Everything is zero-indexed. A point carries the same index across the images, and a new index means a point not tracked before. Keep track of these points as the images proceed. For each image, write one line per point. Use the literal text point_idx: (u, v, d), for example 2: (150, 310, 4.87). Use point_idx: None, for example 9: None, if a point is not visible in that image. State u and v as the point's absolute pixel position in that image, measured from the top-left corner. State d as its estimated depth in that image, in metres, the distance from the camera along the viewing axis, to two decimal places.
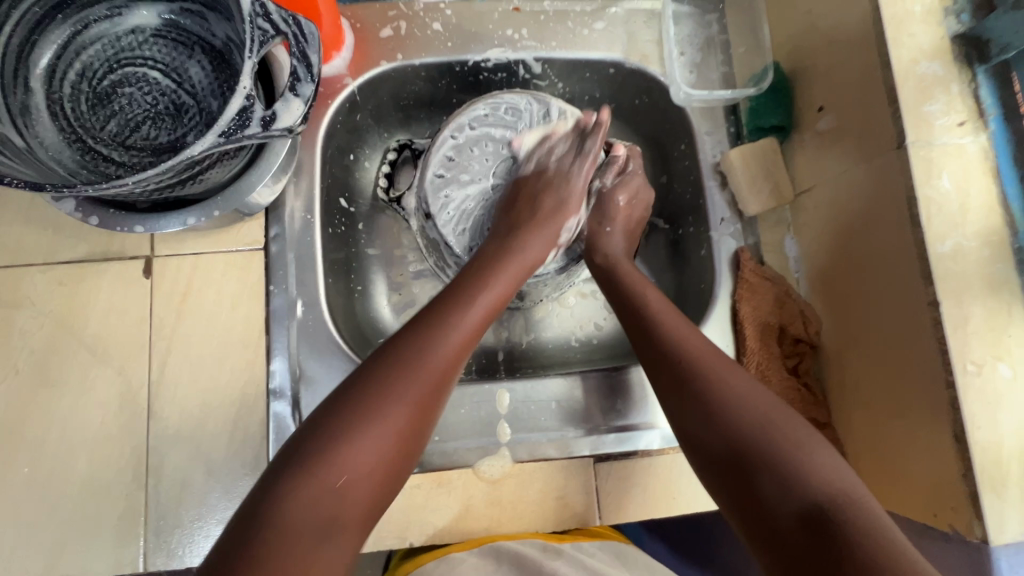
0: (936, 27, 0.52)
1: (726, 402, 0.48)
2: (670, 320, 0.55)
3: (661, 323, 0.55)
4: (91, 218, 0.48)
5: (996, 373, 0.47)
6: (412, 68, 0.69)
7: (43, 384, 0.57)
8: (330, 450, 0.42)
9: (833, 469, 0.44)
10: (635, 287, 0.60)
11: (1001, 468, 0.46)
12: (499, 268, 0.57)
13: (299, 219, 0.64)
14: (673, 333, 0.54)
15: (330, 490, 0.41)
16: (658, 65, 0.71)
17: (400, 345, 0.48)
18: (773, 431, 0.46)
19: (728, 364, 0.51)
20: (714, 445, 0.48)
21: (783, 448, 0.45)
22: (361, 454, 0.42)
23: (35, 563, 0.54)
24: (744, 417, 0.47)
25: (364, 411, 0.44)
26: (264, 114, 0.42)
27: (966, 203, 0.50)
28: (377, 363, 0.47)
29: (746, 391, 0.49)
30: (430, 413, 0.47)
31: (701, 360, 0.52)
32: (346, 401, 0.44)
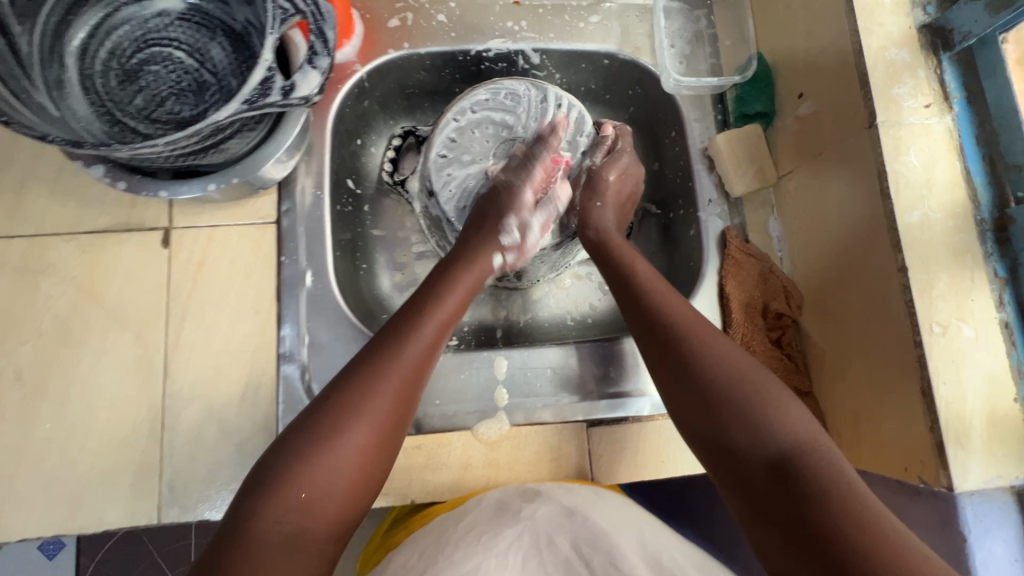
0: (904, 18, 0.57)
1: (703, 363, 0.52)
2: (655, 288, 0.59)
3: (647, 292, 0.59)
4: (119, 183, 0.52)
5: (960, 334, 0.51)
6: (417, 57, 0.73)
7: (65, 346, 0.60)
8: (292, 470, 0.44)
9: (803, 423, 0.47)
10: (626, 260, 0.63)
11: (965, 421, 0.50)
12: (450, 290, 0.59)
13: (310, 195, 0.68)
14: (657, 300, 0.58)
15: (294, 506, 0.43)
16: (649, 57, 0.75)
17: (359, 369, 0.50)
18: (747, 389, 0.49)
19: (708, 328, 0.55)
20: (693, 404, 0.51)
21: (756, 403, 0.48)
22: (322, 474, 0.45)
23: (55, 514, 0.57)
24: (719, 376, 0.51)
25: (322, 435, 0.46)
26: (284, 85, 0.46)
27: (932, 177, 0.54)
28: (337, 386, 0.49)
29: (722, 353, 0.53)
30: (392, 431, 0.50)
31: (683, 324, 0.55)
32: (307, 425, 0.47)
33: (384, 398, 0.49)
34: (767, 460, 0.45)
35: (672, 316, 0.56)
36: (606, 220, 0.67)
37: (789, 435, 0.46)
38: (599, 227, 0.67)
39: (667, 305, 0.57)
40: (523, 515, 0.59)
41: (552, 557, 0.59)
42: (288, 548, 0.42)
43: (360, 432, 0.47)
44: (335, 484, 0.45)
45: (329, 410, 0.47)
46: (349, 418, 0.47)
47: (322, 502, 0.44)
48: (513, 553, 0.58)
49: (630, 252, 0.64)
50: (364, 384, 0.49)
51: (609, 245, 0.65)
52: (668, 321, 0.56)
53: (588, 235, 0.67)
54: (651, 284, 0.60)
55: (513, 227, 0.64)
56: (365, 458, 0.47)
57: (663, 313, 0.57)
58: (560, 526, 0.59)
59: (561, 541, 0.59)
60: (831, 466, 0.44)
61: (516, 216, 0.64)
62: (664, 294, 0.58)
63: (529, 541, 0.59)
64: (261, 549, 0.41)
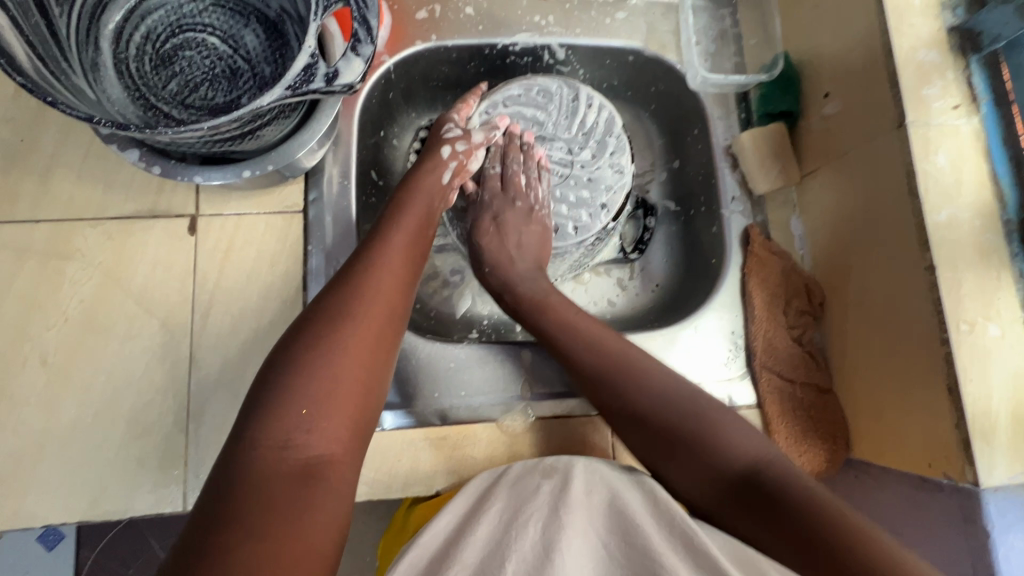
0: (933, 19, 0.57)
1: (645, 402, 0.56)
2: (583, 337, 0.61)
3: (573, 344, 0.61)
4: (153, 167, 0.52)
5: (986, 332, 0.52)
6: (444, 49, 0.74)
7: (91, 331, 0.60)
8: (279, 402, 0.46)
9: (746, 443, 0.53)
10: (546, 315, 0.63)
11: (990, 419, 0.51)
12: (405, 210, 0.60)
13: (337, 184, 0.68)
14: (586, 351, 0.60)
15: (293, 442, 0.44)
16: (675, 54, 0.76)
17: (328, 302, 0.51)
18: (688, 420, 0.54)
19: (641, 363, 0.59)
20: (651, 445, 0.55)
21: (703, 432, 0.53)
22: (309, 399, 0.46)
23: (80, 499, 0.57)
24: (664, 410, 0.55)
25: (301, 365, 0.47)
26: (328, 72, 0.46)
27: (959, 178, 0.54)
28: (311, 321, 0.50)
29: (657, 384, 0.57)
30: (375, 356, 0.51)
31: (613, 366, 0.59)
32: (286, 357, 0.48)
33: (368, 311, 0.52)
34: (723, 478, 0.51)
35: (602, 358, 0.59)
36: (521, 286, 0.65)
37: (737, 454, 0.52)
38: (512, 289, 0.65)
39: (598, 348, 0.60)
40: (540, 489, 0.57)
41: (574, 529, 0.52)
42: (301, 475, 0.44)
43: (352, 342, 0.50)
44: (336, 399, 0.47)
45: (318, 324, 0.49)
46: (323, 347, 0.48)
47: (323, 416, 0.46)
48: (532, 527, 0.53)
49: (550, 302, 0.64)
50: (347, 298, 0.52)
51: (534, 300, 0.64)
52: (601, 366, 0.59)
53: (505, 300, 0.66)
54: (570, 322, 0.62)
55: (455, 126, 0.68)
56: (359, 371, 0.49)
57: (593, 360, 0.60)
58: (578, 500, 0.55)
59: (582, 515, 0.54)
60: (781, 472, 0.50)
61: (454, 121, 0.68)
62: (591, 336, 0.61)
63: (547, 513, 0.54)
64: (272, 468, 0.43)
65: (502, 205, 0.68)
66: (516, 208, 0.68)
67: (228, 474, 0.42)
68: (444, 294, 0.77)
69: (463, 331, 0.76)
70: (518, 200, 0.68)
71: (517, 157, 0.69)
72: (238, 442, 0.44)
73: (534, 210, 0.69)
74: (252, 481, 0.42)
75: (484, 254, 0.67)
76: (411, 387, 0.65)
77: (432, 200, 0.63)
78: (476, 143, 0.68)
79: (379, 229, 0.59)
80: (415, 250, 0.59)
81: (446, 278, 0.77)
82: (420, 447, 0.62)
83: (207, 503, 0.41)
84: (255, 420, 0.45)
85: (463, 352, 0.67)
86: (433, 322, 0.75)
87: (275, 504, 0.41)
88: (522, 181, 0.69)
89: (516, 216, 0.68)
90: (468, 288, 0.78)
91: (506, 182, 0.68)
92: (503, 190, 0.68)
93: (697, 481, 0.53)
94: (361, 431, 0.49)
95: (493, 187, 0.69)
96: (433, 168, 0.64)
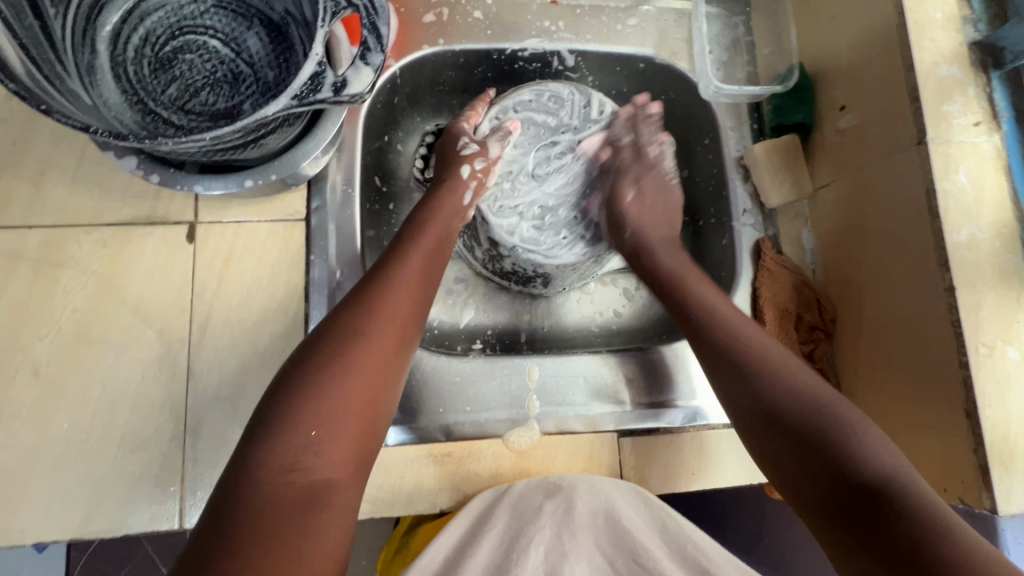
0: (955, 33, 0.56)
1: (774, 389, 0.51)
2: (712, 307, 0.59)
3: (696, 313, 0.59)
4: (152, 176, 0.51)
5: (1005, 356, 0.51)
6: (451, 54, 0.72)
7: (85, 342, 0.58)
8: (287, 424, 0.44)
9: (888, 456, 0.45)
10: (681, 289, 0.62)
11: (1009, 444, 0.50)
12: (420, 230, 0.59)
13: (340, 191, 0.66)
14: (709, 324, 0.58)
15: (300, 466, 0.43)
16: (686, 62, 0.74)
17: (340, 322, 0.50)
18: (821, 411, 0.48)
19: (782, 355, 0.53)
20: (769, 425, 0.50)
21: (833, 424, 0.47)
22: (317, 422, 0.45)
23: (72, 516, 0.55)
24: (797, 399, 0.49)
25: (311, 385, 0.46)
26: (336, 80, 0.44)
27: (980, 197, 0.53)
28: (323, 339, 0.49)
29: (789, 371, 0.52)
30: (388, 377, 0.50)
31: (751, 351, 0.54)
32: (295, 377, 0.47)
33: (382, 332, 0.51)
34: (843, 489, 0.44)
35: (733, 339, 0.55)
36: (661, 254, 0.66)
37: (873, 466, 0.44)
38: (651, 252, 0.66)
39: (734, 329, 0.56)
40: (543, 511, 0.58)
41: (576, 554, 0.58)
42: (308, 499, 0.42)
43: (364, 363, 0.48)
44: (345, 422, 0.46)
45: (334, 344, 0.48)
46: (334, 368, 0.47)
47: (333, 439, 0.45)
48: (535, 550, 0.58)
49: (684, 280, 0.63)
50: (363, 318, 0.50)
51: (674, 276, 0.64)
52: (731, 347, 0.55)
53: (641, 262, 0.67)
54: (710, 304, 0.59)
55: (470, 141, 0.66)
56: (368, 393, 0.48)
57: (722, 338, 0.56)
58: (580, 526, 0.58)
59: (583, 538, 0.59)
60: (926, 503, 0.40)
61: (468, 135, 0.67)
62: (727, 322, 0.57)
63: (551, 539, 0.59)
64: (277, 493, 0.42)
65: (639, 170, 0.70)
66: (656, 174, 0.71)
67: (231, 499, 0.41)
68: (448, 304, 0.75)
69: (467, 342, 0.74)
70: (653, 167, 0.70)
71: (645, 127, 0.71)
72: (242, 465, 0.43)
73: (666, 177, 0.71)
74: (258, 509, 0.40)
75: (624, 216, 0.68)
76: (414, 401, 0.63)
77: (449, 221, 0.62)
78: (494, 158, 0.66)
79: (395, 247, 0.57)
80: (431, 272, 0.57)
81: (449, 287, 0.76)
82: (423, 464, 0.60)
83: (208, 529, 0.40)
84: (259, 441, 0.44)
85: (469, 366, 0.66)
86: (436, 334, 0.73)
87: (278, 531, 0.40)
88: (655, 153, 0.71)
89: (652, 184, 0.70)
90: (472, 297, 0.76)
91: (638, 151, 0.70)
92: (639, 159, 0.70)
93: (805, 478, 0.46)
94: (365, 453, 0.47)
95: (625, 155, 0.70)
96: (455, 188, 0.63)
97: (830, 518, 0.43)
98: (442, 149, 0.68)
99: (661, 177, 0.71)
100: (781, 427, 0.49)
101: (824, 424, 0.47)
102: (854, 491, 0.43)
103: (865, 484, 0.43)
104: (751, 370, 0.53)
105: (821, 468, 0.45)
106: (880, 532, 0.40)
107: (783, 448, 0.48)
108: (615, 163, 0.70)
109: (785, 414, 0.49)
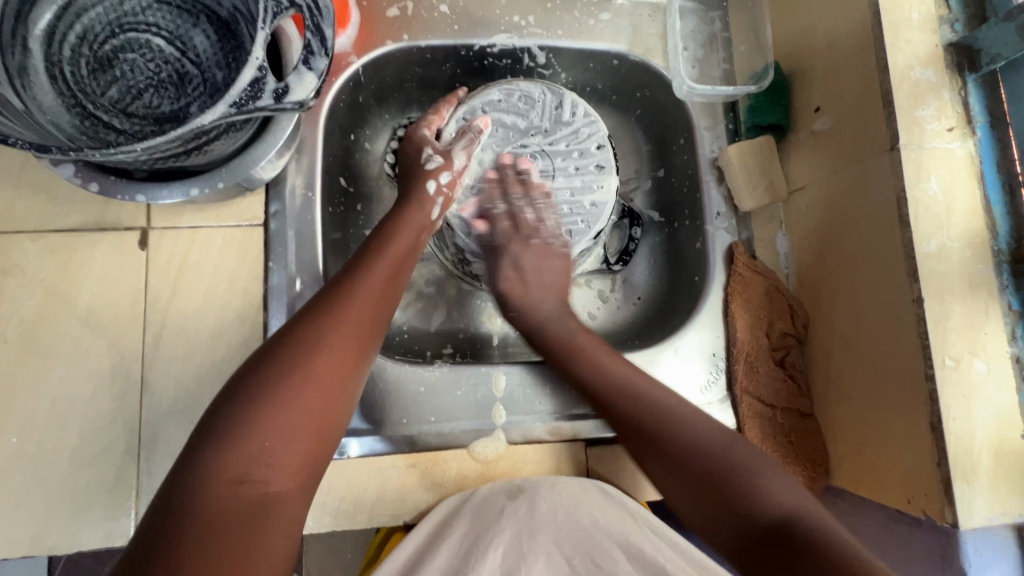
0: (931, 34, 0.54)
1: (676, 441, 0.52)
2: (611, 363, 0.60)
3: (594, 376, 0.59)
4: (91, 184, 0.49)
5: (971, 368, 0.50)
6: (417, 50, 0.69)
7: (34, 354, 0.56)
8: (233, 439, 0.42)
9: (788, 494, 0.46)
10: (586, 357, 0.61)
11: (972, 458, 0.49)
12: (388, 241, 0.57)
13: (300, 195, 0.64)
14: (606, 386, 0.58)
15: (246, 481, 0.41)
16: (661, 59, 0.72)
17: (297, 332, 0.48)
18: (720, 453, 0.51)
19: (675, 404, 0.56)
20: (682, 477, 0.51)
21: (737, 469, 0.49)
22: (266, 439, 0.43)
23: (23, 534, 0.54)
24: (698, 450, 0.51)
25: (260, 399, 0.44)
26: (277, 86, 0.43)
27: (951, 206, 0.52)
28: (277, 350, 0.47)
29: (689, 421, 0.54)
30: (344, 390, 0.48)
31: (648, 407, 0.55)
32: (242, 389, 0.45)
33: (340, 343, 0.49)
34: (754, 529, 0.45)
35: (633, 398, 0.57)
36: (551, 326, 0.65)
37: (771, 502, 0.46)
38: (542, 331, 0.65)
39: (629, 388, 0.57)
40: (504, 514, 0.58)
41: (534, 554, 0.58)
42: (256, 513, 0.41)
43: (319, 376, 0.46)
44: (299, 434, 0.44)
45: (290, 352, 0.46)
46: (286, 381, 0.45)
47: (286, 449, 0.44)
48: (493, 552, 0.57)
49: (581, 343, 0.62)
50: (321, 328, 0.48)
51: (566, 342, 0.63)
52: (632, 404, 0.56)
53: (534, 343, 0.65)
54: (602, 364, 0.60)
55: (434, 153, 0.64)
56: (324, 404, 0.46)
57: (619, 397, 0.57)
58: (539, 526, 0.58)
59: (543, 538, 0.59)
60: (821, 526, 0.43)
61: (431, 146, 0.64)
62: (624, 381, 0.58)
63: (510, 541, 0.58)
64: (225, 506, 0.40)
65: (519, 246, 0.66)
66: (535, 244, 0.66)
67: (171, 511, 0.39)
68: (418, 308, 0.72)
69: (437, 347, 0.72)
70: (534, 237, 0.66)
71: (517, 189, 0.66)
72: (186, 475, 0.41)
73: (551, 245, 0.66)
74: (199, 528, 0.39)
75: (508, 297, 0.65)
76: (379, 410, 0.62)
77: (416, 234, 0.60)
78: (459, 170, 0.64)
79: (360, 256, 0.56)
80: (395, 284, 0.56)
81: (419, 289, 0.73)
82: (388, 476, 0.59)
83: (143, 544, 0.38)
84: (198, 458, 0.41)
85: (434, 374, 0.64)
86: (404, 339, 0.70)
87: (223, 545, 0.39)
88: (531, 217, 0.66)
89: (534, 254, 0.66)
90: (444, 300, 0.74)
91: (518, 221, 0.65)
92: (517, 230, 0.66)
93: (721, 523, 0.48)
94: (317, 466, 0.46)
95: (503, 226, 0.66)
96: (421, 204, 0.61)
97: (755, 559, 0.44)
98: (406, 162, 0.65)
99: (545, 246, 0.66)
100: (687, 472, 0.51)
101: (725, 469, 0.49)
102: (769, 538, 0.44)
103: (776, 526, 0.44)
104: (652, 429, 0.54)
105: (727, 509, 0.47)
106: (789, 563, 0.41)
107: (695, 497, 0.50)
108: (496, 234, 0.66)
109: (690, 460, 0.51)
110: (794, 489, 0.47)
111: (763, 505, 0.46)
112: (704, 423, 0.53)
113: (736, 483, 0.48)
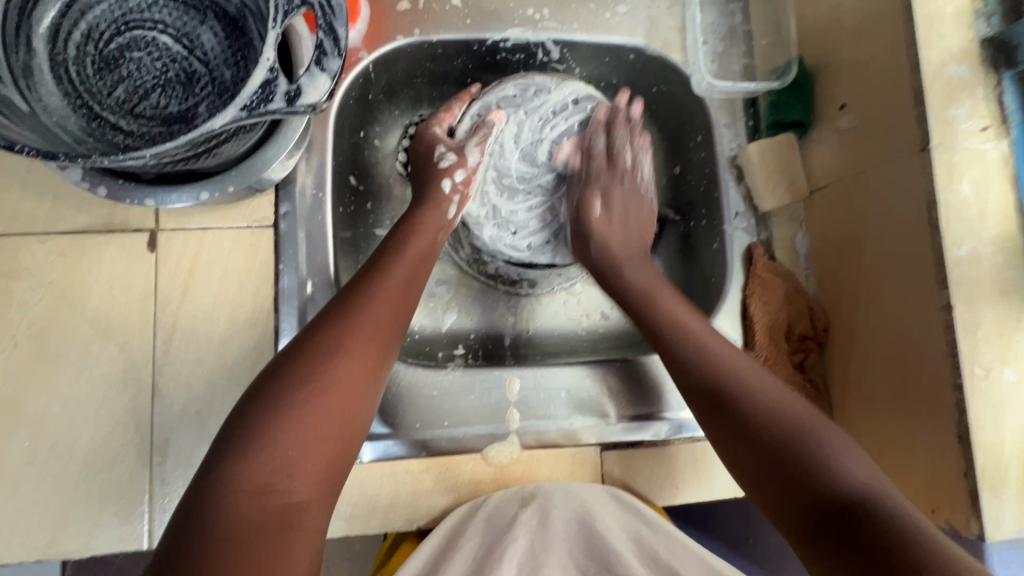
0: (965, 29, 0.52)
1: (749, 404, 0.48)
2: (687, 320, 0.56)
3: (659, 322, 0.57)
4: (98, 188, 0.49)
5: (1001, 377, 0.49)
6: (428, 45, 0.67)
7: (45, 357, 0.56)
8: (253, 452, 0.41)
9: (864, 473, 0.43)
10: (651, 302, 0.58)
11: (1000, 469, 0.48)
12: (403, 246, 0.56)
13: (310, 196, 0.63)
14: (678, 342, 0.55)
15: (268, 490, 0.41)
16: (679, 53, 0.70)
17: (314, 339, 0.47)
18: (796, 425, 0.46)
19: (750, 370, 0.51)
20: (744, 447, 0.48)
21: (813, 441, 0.45)
22: (287, 448, 0.42)
23: (36, 539, 0.54)
24: (769, 419, 0.47)
25: (281, 409, 0.43)
26: (289, 89, 0.41)
27: (984, 209, 0.50)
28: (297, 358, 0.46)
29: (762, 387, 0.50)
30: (365, 394, 0.47)
31: (722, 368, 0.52)
32: (261, 397, 0.44)
33: (358, 346, 0.48)
34: (819, 506, 0.42)
35: (705, 358, 0.53)
36: (628, 269, 0.62)
37: (849, 479, 0.43)
38: (619, 271, 0.62)
39: (705, 350, 0.53)
40: (518, 522, 0.58)
41: (549, 564, 0.57)
42: (279, 524, 0.40)
43: (338, 382, 0.46)
44: (320, 442, 0.44)
45: (307, 360, 0.46)
46: (306, 389, 0.44)
47: (306, 459, 0.43)
48: (507, 563, 0.56)
49: (655, 292, 0.59)
50: (337, 333, 0.48)
51: (643, 293, 0.59)
52: (710, 365, 0.52)
53: (607, 278, 0.62)
54: (681, 323, 0.56)
55: (447, 151, 0.62)
56: (343, 411, 0.45)
57: (693, 357, 0.53)
58: (555, 533, 0.58)
59: (558, 547, 0.58)
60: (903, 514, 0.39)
61: (443, 143, 0.63)
62: (697, 338, 0.54)
63: (526, 549, 0.58)
64: (246, 518, 0.39)
65: (608, 182, 0.66)
66: (626, 184, 0.67)
67: (194, 529, 0.39)
68: (429, 307, 0.71)
69: (449, 348, 0.70)
70: (625, 175, 0.67)
71: (621, 130, 0.67)
72: (209, 486, 0.40)
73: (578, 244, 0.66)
74: (223, 540, 0.38)
75: (592, 232, 0.64)
76: (392, 414, 0.61)
77: (433, 235, 0.58)
78: (473, 166, 0.63)
79: (375, 260, 0.54)
80: (412, 287, 0.54)
81: (430, 289, 0.72)
82: (402, 480, 0.59)
83: (167, 558, 0.38)
84: (215, 472, 0.41)
85: (447, 379, 0.64)
86: (416, 340, 0.69)
87: (246, 557, 0.38)
88: (628, 160, 0.67)
89: (621, 194, 0.66)
90: (455, 299, 0.72)
91: (612, 160, 0.67)
92: (612, 164, 0.67)
93: (785, 502, 0.44)
94: (339, 474, 0.45)
95: (597, 164, 0.67)
96: (436, 202, 0.60)
97: (813, 535, 0.42)
98: (418, 162, 0.64)
99: (632, 188, 0.67)
100: (756, 443, 0.47)
101: (794, 438, 0.46)
102: (832, 518, 0.41)
103: (842, 507, 0.41)
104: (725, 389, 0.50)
105: (798, 484, 0.44)
106: (856, 548, 0.38)
107: (760, 470, 0.47)
108: (587, 169, 0.67)
109: (759, 430, 0.47)
110: (868, 468, 0.43)
111: (833, 485, 0.42)
112: (780, 391, 0.49)
113: (806, 454, 0.45)
